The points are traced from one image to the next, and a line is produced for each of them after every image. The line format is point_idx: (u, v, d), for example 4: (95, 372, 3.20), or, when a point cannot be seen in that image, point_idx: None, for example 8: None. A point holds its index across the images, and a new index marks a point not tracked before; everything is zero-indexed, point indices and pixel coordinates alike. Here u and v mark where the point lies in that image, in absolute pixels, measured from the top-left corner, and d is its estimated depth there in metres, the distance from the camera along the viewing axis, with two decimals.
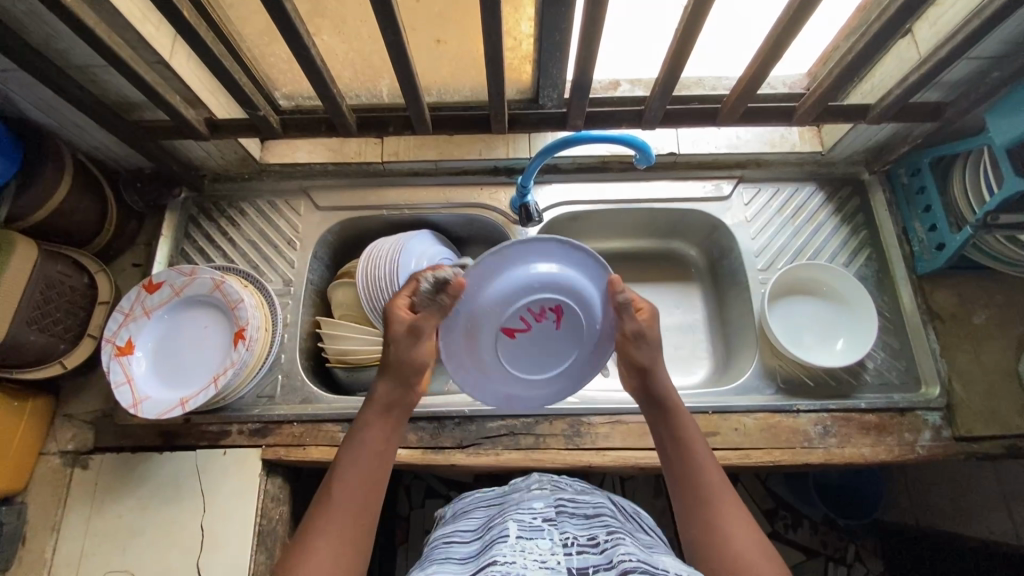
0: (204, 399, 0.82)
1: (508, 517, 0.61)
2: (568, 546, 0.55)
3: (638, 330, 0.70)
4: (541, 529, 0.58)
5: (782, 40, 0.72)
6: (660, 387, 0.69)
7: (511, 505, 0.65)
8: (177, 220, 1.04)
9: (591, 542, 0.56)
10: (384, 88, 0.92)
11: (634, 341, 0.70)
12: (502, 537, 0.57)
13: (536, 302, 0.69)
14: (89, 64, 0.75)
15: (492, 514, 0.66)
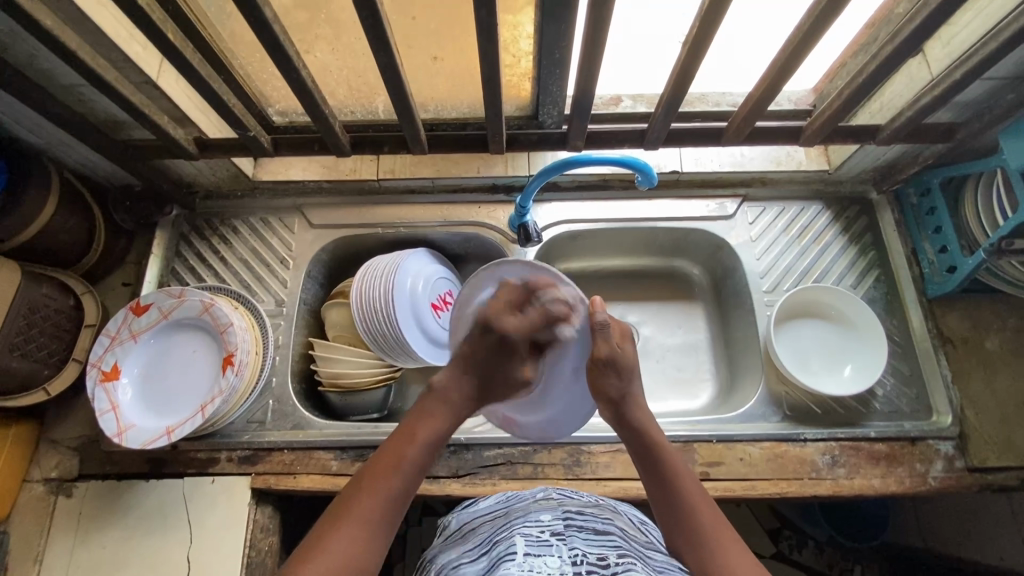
0: (191, 428, 0.79)
1: (515, 532, 0.58)
2: (578, 564, 0.52)
3: (611, 355, 0.69)
4: (550, 545, 0.55)
5: (790, 62, 0.70)
6: (639, 423, 0.68)
7: (516, 516, 0.62)
8: (167, 238, 1.01)
9: (600, 561, 0.53)
10: (380, 105, 0.88)
11: (602, 370, 0.69)
12: (509, 555, 0.53)
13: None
14: (74, 84, 0.73)
15: (497, 524, 0.63)
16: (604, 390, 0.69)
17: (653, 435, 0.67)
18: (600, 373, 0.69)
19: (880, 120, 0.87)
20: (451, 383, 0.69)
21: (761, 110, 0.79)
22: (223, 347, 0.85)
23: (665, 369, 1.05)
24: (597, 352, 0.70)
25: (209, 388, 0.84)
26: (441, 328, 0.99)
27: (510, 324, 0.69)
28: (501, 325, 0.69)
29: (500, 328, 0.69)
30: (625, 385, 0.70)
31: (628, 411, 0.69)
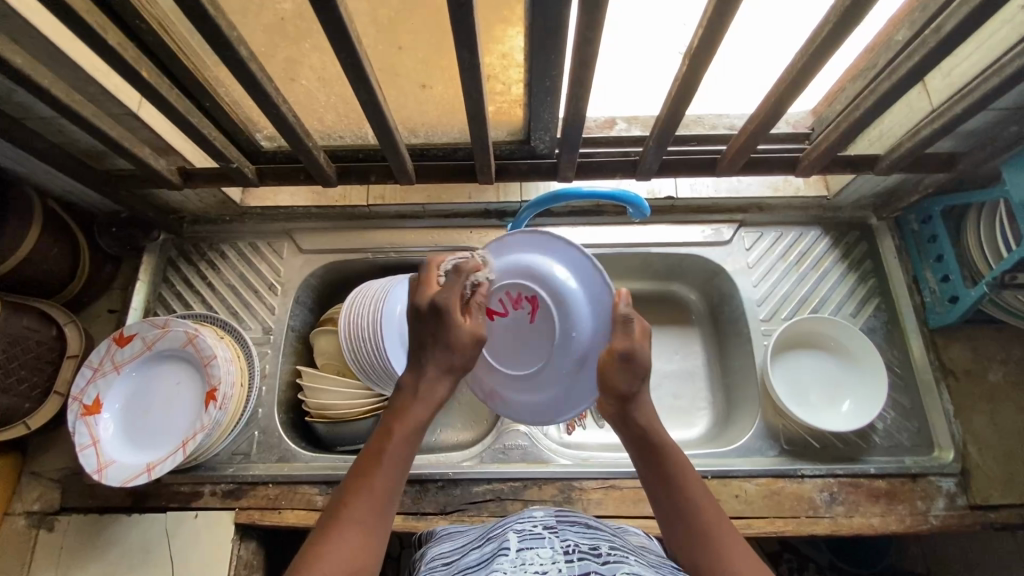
0: (171, 465, 0.78)
1: (507, 529, 0.54)
2: (569, 552, 0.48)
3: (627, 349, 0.56)
4: (541, 538, 0.51)
5: (785, 97, 0.68)
6: (638, 417, 0.56)
7: (509, 517, 0.59)
8: (155, 263, 1.00)
9: (593, 550, 0.49)
10: (370, 131, 0.86)
11: (619, 365, 0.56)
12: (502, 551, 0.49)
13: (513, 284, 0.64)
14: (54, 117, 0.72)
15: (491, 528, 0.59)
16: (614, 383, 0.56)
17: (654, 431, 0.56)
18: (615, 365, 0.56)
19: (880, 148, 0.85)
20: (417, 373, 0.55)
21: (756, 142, 0.77)
22: (207, 380, 0.83)
23: (661, 397, 1.02)
24: (614, 344, 0.57)
25: (192, 422, 0.82)
26: None
27: (443, 293, 0.55)
28: (433, 299, 0.55)
29: (432, 303, 0.55)
30: (640, 383, 0.56)
31: (636, 407, 0.56)
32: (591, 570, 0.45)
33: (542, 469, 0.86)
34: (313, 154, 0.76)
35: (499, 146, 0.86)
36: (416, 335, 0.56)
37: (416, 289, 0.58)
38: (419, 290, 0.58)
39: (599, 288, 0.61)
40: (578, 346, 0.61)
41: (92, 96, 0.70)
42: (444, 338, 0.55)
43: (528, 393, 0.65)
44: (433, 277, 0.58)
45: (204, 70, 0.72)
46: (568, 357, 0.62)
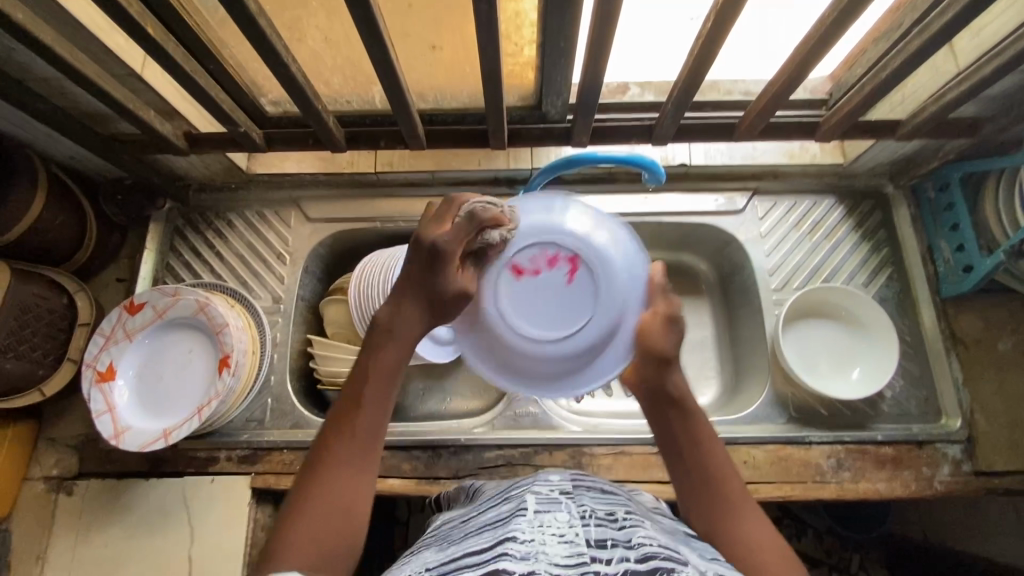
0: (187, 431, 0.79)
1: (524, 490, 0.54)
2: (587, 518, 0.48)
3: (672, 312, 0.59)
4: (558, 501, 0.50)
5: (808, 58, 0.66)
6: (676, 381, 0.59)
7: (525, 480, 0.58)
8: (162, 231, 0.99)
9: (610, 516, 0.49)
10: (378, 96, 0.84)
11: (661, 326, 0.59)
12: (518, 513, 0.49)
13: (550, 243, 0.61)
14: (56, 78, 0.70)
15: (507, 488, 0.60)
16: (658, 345, 0.58)
17: (685, 394, 0.59)
18: (658, 324, 0.59)
19: (901, 113, 0.83)
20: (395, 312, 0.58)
21: (776, 107, 0.75)
22: (220, 348, 0.84)
23: None
24: (657, 307, 0.60)
25: (207, 390, 0.82)
26: None
27: (446, 235, 0.57)
28: (434, 237, 0.57)
29: (432, 241, 0.57)
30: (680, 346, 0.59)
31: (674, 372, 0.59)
32: (608, 535, 0.46)
33: (553, 435, 0.87)
34: (323, 117, 0.75)
35: (510, 112, 0.85)
36: (409, 264, 0.59)
37: (429, 221, 0.59)
38: (432, 224, 0.59)
39: (637, 262, 0.62)
40: (612, 310, 0.60)
41: (95, 56, 0.68)
42: (432, 282, 0.57)
43: (554, 360, 0.61)
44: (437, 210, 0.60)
45: (209, 30, 0.70)
46: (604, 319, 0.60)
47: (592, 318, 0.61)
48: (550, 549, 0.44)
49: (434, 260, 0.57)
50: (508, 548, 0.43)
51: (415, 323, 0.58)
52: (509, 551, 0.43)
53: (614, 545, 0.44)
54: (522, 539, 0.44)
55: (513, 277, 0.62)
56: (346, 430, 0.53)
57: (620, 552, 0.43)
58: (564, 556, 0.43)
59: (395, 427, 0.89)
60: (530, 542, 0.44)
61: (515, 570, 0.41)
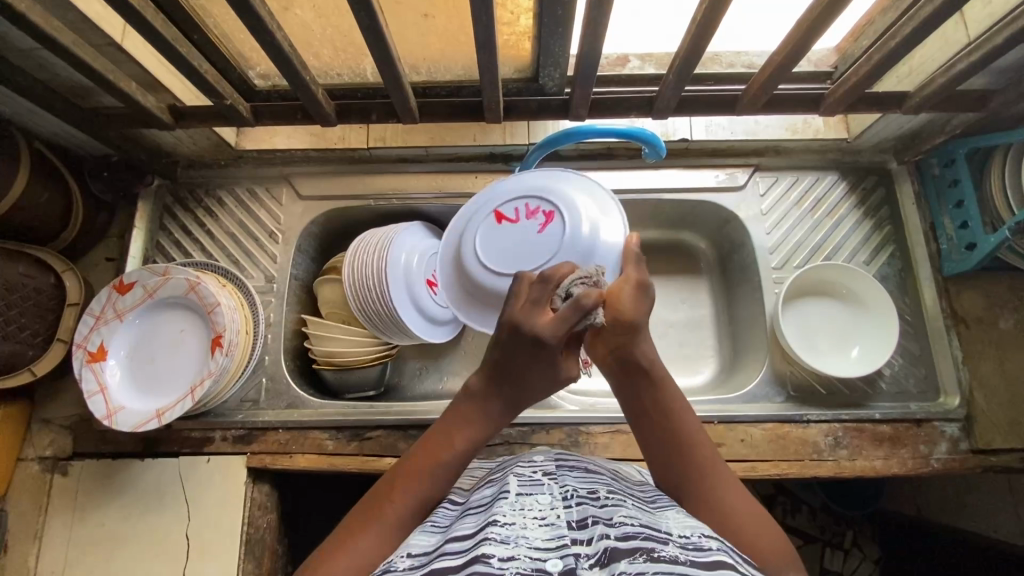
0: (181, 411, 0.78)
1: (508, 473, 0.54)
2: (568, 499, 0.48)
3: (643, 281, 0.58)
4: (540, 483, 0.51)
5: (816, 27, 0.63)
6: (644, 351, 0.56)
7: (511, 463, 0.59)
8: (151, 209, 0.97)
9: (591, 495, 0.49)
10: (369, 68, 0.81)
11: (631, 291, 0.57)
12: (501, 496, 0.49)
13: (535, 198, 0.71)
14: (32, 48, 0.67)
15: (493, 471, 0.60)
16: (624, 308, 0.55)
17: (653, 364, 0.57)
18: (629, 290, 0.57)
19: (908, 86, 0.81)
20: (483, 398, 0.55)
21: (780, 78, 0.72)
22: (213, 328, 0.82)
23: (668, 345, 1.02)
24: (631, 275, 0.59)
25: (200, 370, 0.81)
26: (437, 305, 0.94)
27: (552, 326, 0.51)
28: (536, 327, 0.52)
29: (534, 332, 0.52)
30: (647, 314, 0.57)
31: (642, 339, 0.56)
32: (589, 515, 0.46)
33: (550, 414, 0.87)
34: (311, 89, 0.72)
35: (507, 84, 0.82)
36: (499, 350, 0.54)
37: (530, 305, 0.53)
38: (534, 312, 0.53)
39: (616, 230, 0.68)
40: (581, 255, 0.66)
41: (72, 24, 0.65)
42: (535, 370, 0.54)
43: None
44: (529, 290, 0.55)
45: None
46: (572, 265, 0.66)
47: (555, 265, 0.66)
48: (531, 532, 0.44)
49: (535, 347, 0.52)
50: (489, 531, 0.43)
51: (498, 411, 0.56)
52: (489, 536, 0.42)
53: (594, 524, 0.44)
54: (503, 521, 0.44)
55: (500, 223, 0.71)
56: (405, 483, 0.52)
57: (601, 530, 0.43)
58: (545, 538, 0.43)
59: (391, 406, 0.89)
60: (510, 525, 0.44)
61: (495, 554, 0.40)
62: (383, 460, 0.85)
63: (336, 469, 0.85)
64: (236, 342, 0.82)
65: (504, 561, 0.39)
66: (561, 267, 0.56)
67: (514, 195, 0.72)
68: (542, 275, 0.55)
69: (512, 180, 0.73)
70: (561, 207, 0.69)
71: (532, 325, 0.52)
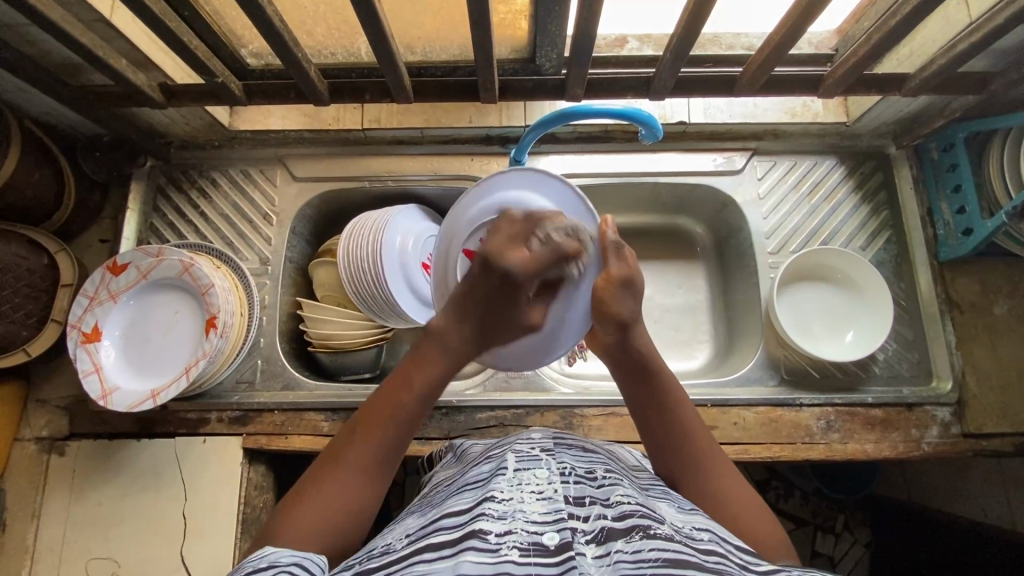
0: (176, 392, 0.78)
1: (506, 449, 0.55)
2: (566, 474, 0.48)
3: (627, 275, 0.60)
4: (538, 458, 0.51)
5: (816, 5, 0.62)
6: (638, 343, 0.58)
7: (510, 439, 0.59)
8: (144, 191, 0.97)
9: (589, 473, 0.50)
10: (363, 46, 0.80)
11: (615, 288, 0.59)
12: (498, 471, 0.50)
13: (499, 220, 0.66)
14: (18, 22, 0.66)
15: (492, 447, 0.60)
16: (614, 308, 0.59)
17: (651, 358, 0.58)
18: (614, 288, 0.59)
19: (909, 68, 0.80)
20: (449, 332, 0.58)
21: (778, 58, 0.71)
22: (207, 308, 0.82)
23: (663, 330, 1.02)
24: (613, 270, 0.60)
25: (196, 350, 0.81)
26: None
27: (519, 265, 0.56)
28: (513, 265, 0.56)
29: (511, 270, 0.56)
30: (639, 308, 0.59)
31: (634, 335, 0.58)
32: (586, 492, 0.46)
33: (544, 397, 0.87)
34: (304, 67, 0.71)
35: (502, 64, 0.81)
36: (471, 285, 0.59)
37: (503, 243, 0.58)
38: (508, 252, 0.57)
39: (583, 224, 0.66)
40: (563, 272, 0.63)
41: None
42: (503, 310, 0.59)
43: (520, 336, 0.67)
44: (511, 230, 0.60)
45: None
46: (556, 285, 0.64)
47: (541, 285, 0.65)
48: (528, 507, 0.44)
49: (506, 287, 0.57)
50: (486, 506, 0.44)
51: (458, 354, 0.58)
52: (486, 512, 0.43)
53: (592, 502, 0.45)
54: (500, 497, 0.45)
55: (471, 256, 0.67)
56: (366, 432, 0.52)
57: (597, 509, 0.44)
58: (542, 512, 0.44)
59: None
60: (508, 501, 0.44)
61: (492, 530, 0.41)
62: None
63: None
64: (231, 323, 0.82)
65: (501, 536, 0.40)
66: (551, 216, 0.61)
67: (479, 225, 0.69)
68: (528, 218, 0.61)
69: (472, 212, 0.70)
70: None
71: (508, 259, 0.57)
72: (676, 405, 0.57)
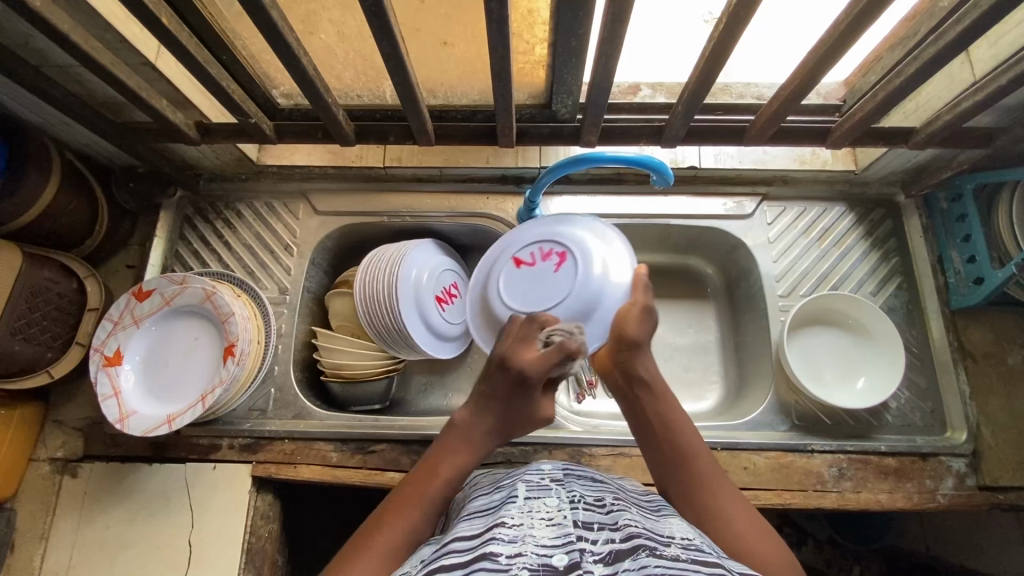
0: (191, 417, 0.79)
1: (515, 481, 0.56)
2: (575, 503, 0.50)
3: (649, 303, 0.67)
4: (548, 488, 0.53)
5: (821, 65, 0.65)
6: (645, 366, 0.64)
7: (519, 471, 0.61)
8: (171, 219, 1.01)
9: (597, 502, 0.51)
10: (388, 91, 0.84)
11: (638, 314, 0.66)
12: (509, 500, 0.51)
13: (548, 242, 0.76)
14: (71, 65, 0.71)
15: (502, 479, 0.62)
16: (632, 332, 0.64)
17: (655, 379, 0.63)
18: (635, 313, 0.66)
19: (914, 122, 0.82)
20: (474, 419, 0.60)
21: (787, 111, 0.74)
22: (227, 337, 0.84)
23: (673, 369, 1.03)
24: (636, 298, 0.67)
25: (214, 376, 0.83)
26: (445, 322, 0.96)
27: (536, 363, 0.59)
28: (522, 361, 0.60)
29: (521, 365, 0.59)
30: (649, 334, 0.65)
31: (643, 356, 0.64)
32: (594, 519, 0.48)
33: (552, 434, 0.87)
34: (332, 111, 0.75)
35: (520, 110, 0.85)
36: (487, 382, 0.61)
37: (521, 340, 0.63)
38: (522, 348, 0.61)
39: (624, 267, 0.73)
40: (587, 297, 0.70)
41: (110, 44, 0.68)
42: (515, 406, 0.60)
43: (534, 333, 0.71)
44: (518, 330, 0.65)
45: (223, 21, 0.70)
46: (579, 303, 0.70)
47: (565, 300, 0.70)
48: (538, 531, 0.46)
49: (519, 382, 0.59)
50: (497, 531, 0.45)
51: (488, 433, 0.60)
52: (497, 535, 0.44)
53: (600, 527, 0.46)
54: (511, 523, 0.46)
55: (514, 267, 0.76)
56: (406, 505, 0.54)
57: (606, 533, 0.45)
58: (551, 536, 0.45)
59: (394, 420, 0.89)
60: (518, 526, 0.46)
61: (502, 552, 0.42)
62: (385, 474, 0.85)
63: (339, 481, 0.85)
64: (248, 351, 0.84)
65: (511, 558, 0.41)
66: (548, 318, 0.66)
67: (526, 239, 0.78)
68: (527, 326, 0.65)
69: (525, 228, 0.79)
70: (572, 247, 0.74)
71: (522, 356, 0.60)
72: (676, 428, 0.60)
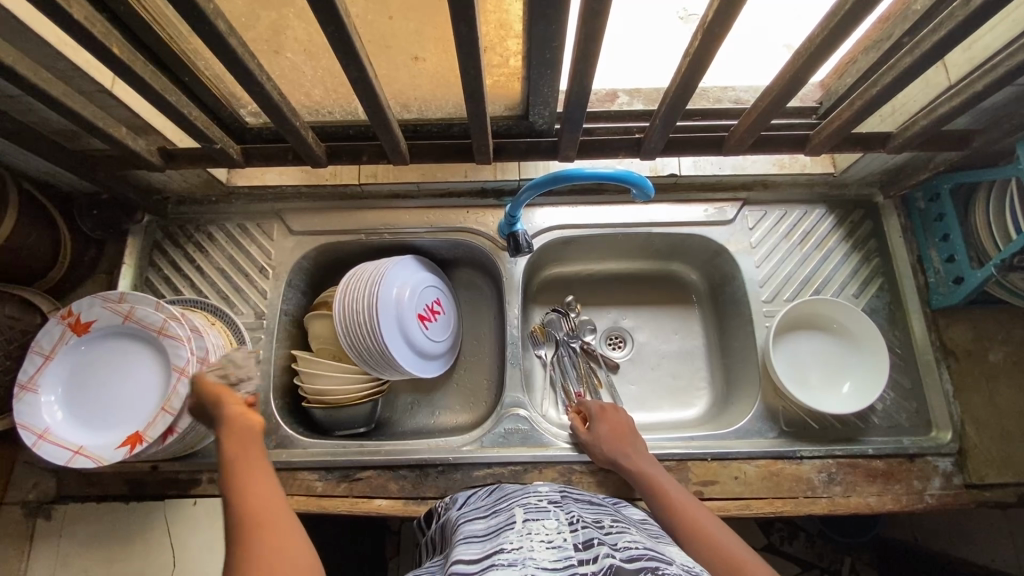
0: (48, 452, 0.74)
1: (514, 505, 0.59)
2: (574, 523, 0.53)
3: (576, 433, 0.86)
4: (547, 511, 0.56)
5: (799, 78, 0.63)
6: (619, 447, 0.80)
7: (515, 494, 0.64)
8: (140, 246, 0.97)
9: (596, 524, 0.54)
10: (360, 108, 0.82)
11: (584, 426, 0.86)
12: (509, 524, 0.54)
13: (425, 303, 0.95)
14: (22, 97, 0.67)
15: (498, 501, 0.65)
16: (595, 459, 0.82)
17: (634, 463, 0.77)
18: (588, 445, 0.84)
19: (891, 126, 0.83)
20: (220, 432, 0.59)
21: (766, 121, 0.73)
22: (148, 419, 0.78)
23: (661, 377, 1.02)
24: (579, 410, 0.90)
25: (104, 441, 0.77)
26: (428, 339, 0.94)
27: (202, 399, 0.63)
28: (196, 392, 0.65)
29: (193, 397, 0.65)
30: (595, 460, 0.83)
31: (618, 454, 0.79)
32: (594, 537, 0.50)
33: (542, 452, 0.86)
34: (301, 133, 0.73)
35: (496, 123, 0.83)
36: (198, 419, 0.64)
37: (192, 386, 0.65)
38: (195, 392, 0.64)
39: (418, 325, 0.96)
40: (419, 350, 0.92)
41: (62, 74, 0.65)
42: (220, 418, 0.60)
43: (414, 355, 0.91)
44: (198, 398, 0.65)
45: (181, 44, 0.66)
46: (420, 350, 0.93)
47: (421, 346, 0.93)
48: (538, 555, 0.48)
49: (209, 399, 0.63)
50: (498, 557, 0.48)
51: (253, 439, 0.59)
52: (497, 561, 0.46)
53: (599, 545, 0.49)
54: (511, 547, 0.49)
55: (421, 313, 0.94)
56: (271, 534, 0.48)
57: (605, 551, 0.47)
58: (552, 559, 0.47)
59: (380, 446, 0.88)
60: (518, 550, 0.48)
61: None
62: (372, 502, 0.84)
63: (325, 512, 0.83)
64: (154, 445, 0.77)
65: None
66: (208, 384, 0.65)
67: (417, 294, 0.94)
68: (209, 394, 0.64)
69: (411, 279, 0.93)
70: (426, 312, 0.95)
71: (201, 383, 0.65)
72: (663, 494, 0.70)
